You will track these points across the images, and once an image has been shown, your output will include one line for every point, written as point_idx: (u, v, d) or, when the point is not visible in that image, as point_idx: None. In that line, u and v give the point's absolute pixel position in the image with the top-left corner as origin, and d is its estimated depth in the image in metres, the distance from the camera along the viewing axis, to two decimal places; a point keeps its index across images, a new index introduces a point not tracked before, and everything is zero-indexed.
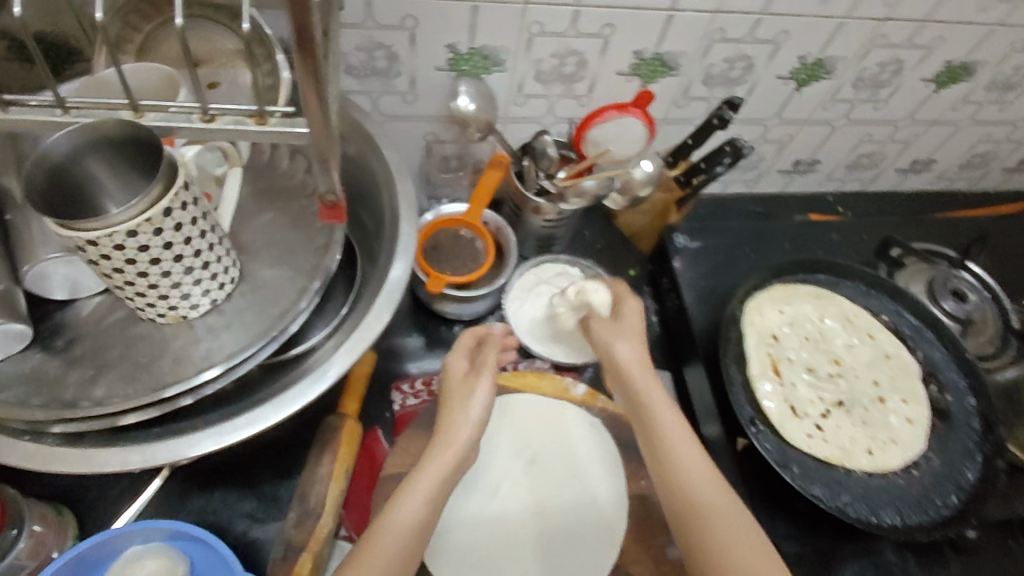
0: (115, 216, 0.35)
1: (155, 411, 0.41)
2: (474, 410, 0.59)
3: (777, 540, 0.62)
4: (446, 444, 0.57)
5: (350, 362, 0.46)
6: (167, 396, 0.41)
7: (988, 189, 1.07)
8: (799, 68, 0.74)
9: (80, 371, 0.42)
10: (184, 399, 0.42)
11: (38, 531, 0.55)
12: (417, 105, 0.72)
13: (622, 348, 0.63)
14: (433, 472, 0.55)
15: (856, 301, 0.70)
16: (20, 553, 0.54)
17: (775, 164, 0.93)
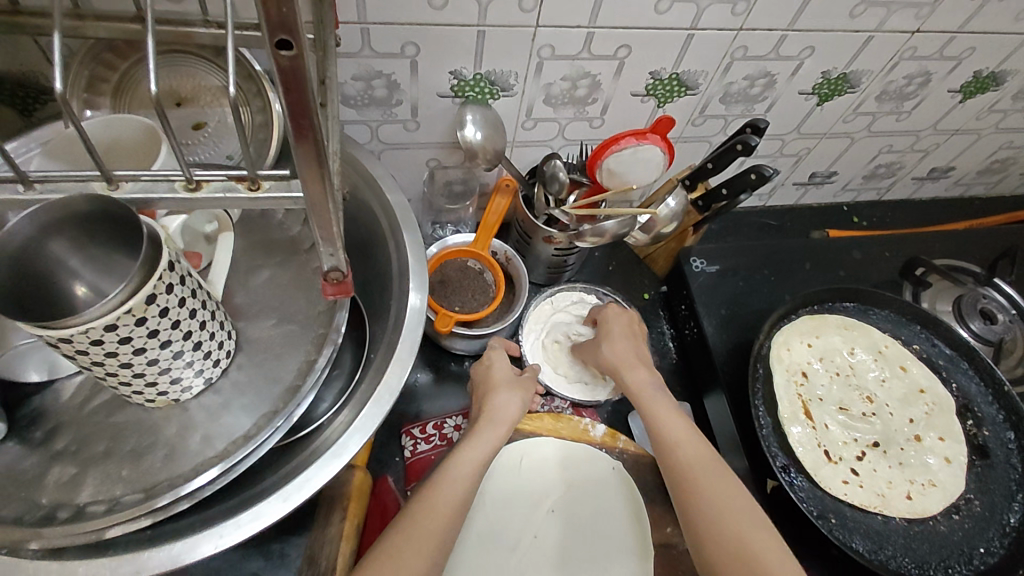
0: (91, 313, 0.31)
1: (146, 521, 0.37)
2: (514, 397, 0.60)
3: None
4: (489, 427, 0.57)
5: (363, 441, 0.42)
6: (160, 504, 0.37)
7: (1004, 194, 1.04)
8: (822, 83, 0.70)
9: (62, 469, 0.38)
10: (178, 503, 0.38)
11: None
12: (419, 132, 0.67)
13: (611, 349, 0.64)
14: (477, 447, 0.55)
15: (886, 331, 0.67)
16: None
17: (791, 177, 0.89)
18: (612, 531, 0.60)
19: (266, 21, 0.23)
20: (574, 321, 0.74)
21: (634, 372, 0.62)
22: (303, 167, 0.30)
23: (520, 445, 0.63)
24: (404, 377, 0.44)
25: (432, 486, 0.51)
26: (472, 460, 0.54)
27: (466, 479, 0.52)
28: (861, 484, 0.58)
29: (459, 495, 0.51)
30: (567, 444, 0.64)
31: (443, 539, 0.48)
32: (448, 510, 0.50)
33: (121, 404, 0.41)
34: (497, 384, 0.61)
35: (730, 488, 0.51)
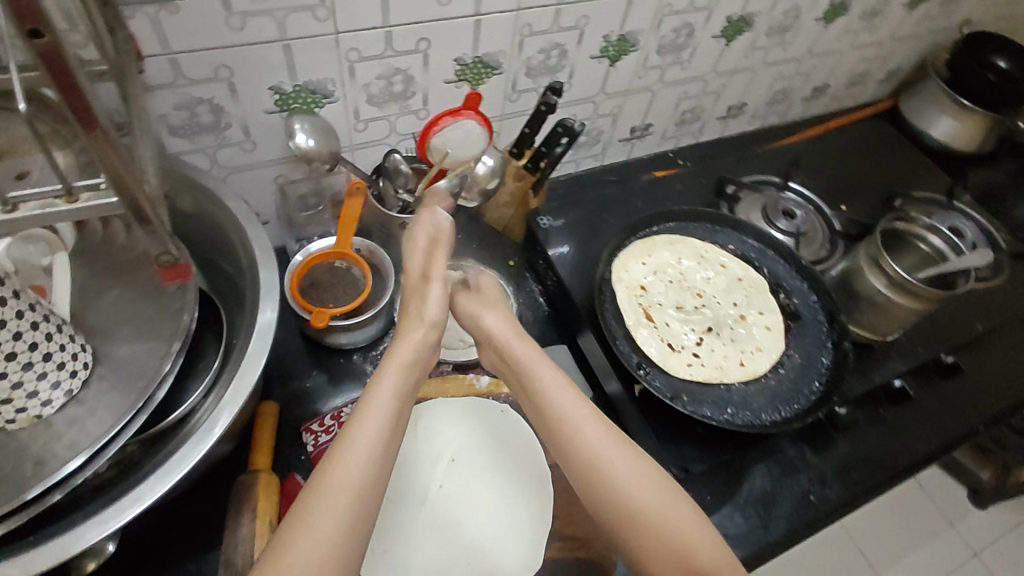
0: None
1: (23, 517, 0.39)
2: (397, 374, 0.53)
3: (688, 464, 0.67)
4: (391, 399, 0.51)
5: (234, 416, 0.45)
6: (32, 498, 0.40)
7: (794, 119, 1.23)
8: (607, 46, 0.82)
9: None
10: (51, 495, 0.40)
11: None
12: (257, 152, 0.72)
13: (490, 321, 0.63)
14: (377, 420, 0.49)
15: (706, 239, 0.79)
16: None
17: (615, 135, 1.01)
18: (508, 466, 0.66)
19: (13, 15, 0.29)
20: None
21: (560, 395, 0.56)
22: (99, 151, 0.36)
23: (419, 411, 0.68)
24: (266, 354, 0.48)
25: (319, 477, 0.45)
26: (376, 441, 0.48)
27: (365, 458, 0.46)
28: (699, 362, 0.68)
29: (358, 482, 0.45)
30: (457, 400, 0.69)
31: (352, 533, 0.43)
32: (340, 498, 0.44)
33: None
34: (392, 362, 0.54)
35: (677, 499, 0.50)
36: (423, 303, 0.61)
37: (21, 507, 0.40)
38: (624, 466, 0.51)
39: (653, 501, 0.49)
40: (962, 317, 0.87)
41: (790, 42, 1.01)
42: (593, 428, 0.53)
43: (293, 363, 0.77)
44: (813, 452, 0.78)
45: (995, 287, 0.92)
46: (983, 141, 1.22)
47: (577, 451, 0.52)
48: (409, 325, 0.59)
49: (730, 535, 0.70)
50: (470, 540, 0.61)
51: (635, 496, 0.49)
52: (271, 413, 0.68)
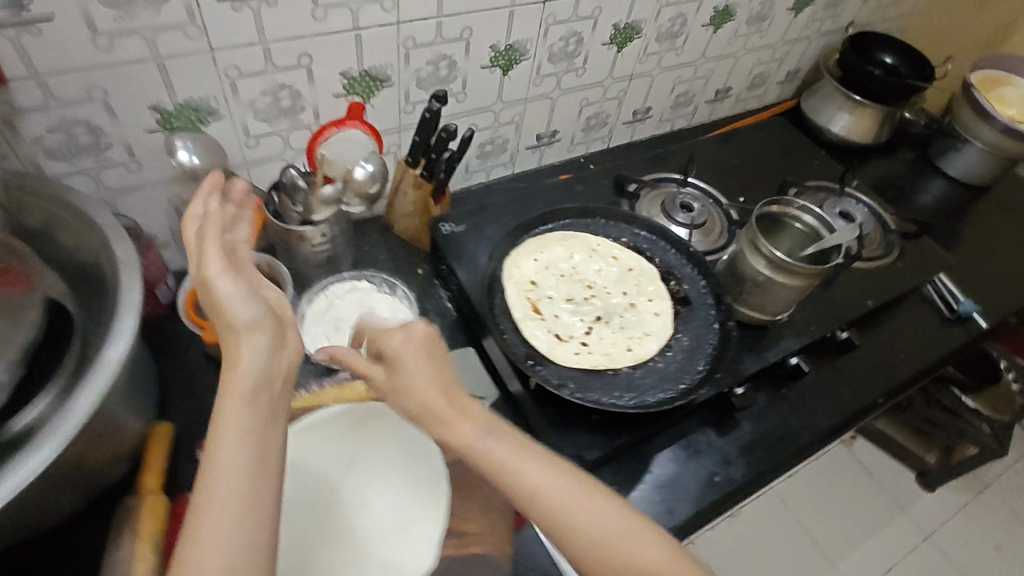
0: None
1: None
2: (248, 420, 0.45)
3: (582, 451, 0.69)
4: (248, 443, 0.44)
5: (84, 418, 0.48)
6: None
7: (701, 121, 1.29)
8: (496, 56, 0.86)
9: None
10: None
11: None
12: (145, 172, 0.72)
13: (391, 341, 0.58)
14: (234, 473, 0.42)
15: (599, 233, 0.82)
16: None
17: (522, 143, 1.04)
18: (403, 472, 0.66)
19: None
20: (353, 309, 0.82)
21: (461, 424, 0.53)
22: None
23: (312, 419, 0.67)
24: (125, 351, 0.50)
25: (184, 556, 0.40)
26: (238, 500, 0.42)
27: (231, 516, 0.41)
28: (586, 350, 0.70)
29: (230, 552, 0.40)
30: (353, 405, 0.71)
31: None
32: (219, 573, 0.39)
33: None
34: (236, 404, 0.45)
35: (616, 509, 0.50)
36: (226, 293, 0.48)
37: None
38: (563, 488, 0.50)
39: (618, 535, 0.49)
40: (852, 296, 0.91)
41: (681, 47, 1.06)
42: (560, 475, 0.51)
43: (194, 382, 0.77)
44: (719, 434, 0.83)
45: (886, 265, 0.97)
46: (878, 133, 1.30)
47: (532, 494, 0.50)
48: (232, 351, 0.47)
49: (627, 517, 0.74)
50: (359, 539, 0.61)
51: (586, 516, 0.49)
52: (164, 436, 0.69)
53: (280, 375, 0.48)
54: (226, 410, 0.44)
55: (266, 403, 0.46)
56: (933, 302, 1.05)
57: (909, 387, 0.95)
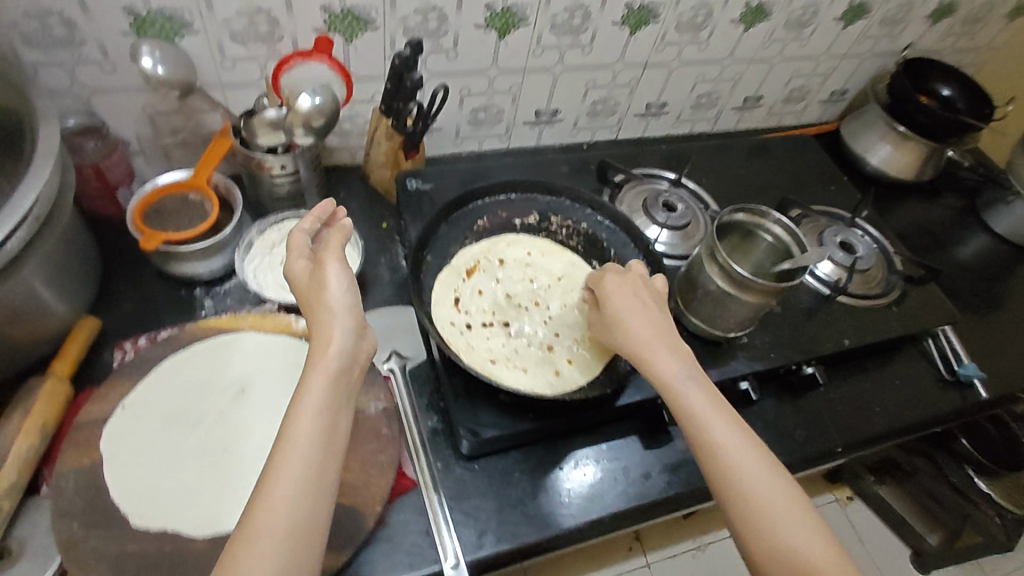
0: None
1: None
2: (310, 405, 0.50)
3: (482, 427, 0.67)
4: (323, 413, 0.50)
5: None
6: None
7: (726, 128, 1.22)
8: (491, 16, 0.83)
9: None
10: None
11: None
12: (119, 75, 0.73)
13: (635, 322, 0.62)
14: (308, 441, 0.49)
15: (558, 213, 0.81)
16: None
17: (518, 116, 1.01)
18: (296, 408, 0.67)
19: None
20: None
21: (662, 362, 0.59)
22: None
23: (228, 341, 0.70)
24: (18, 215, 0.54)
25: (255, 509, 0.46)
26: (306, 467, 0.48)
27: (300, 481, 0.47)
28: (474, 329, 0.73)
29: (293, 507, 0.46)
30: (268, 335, 0.71)
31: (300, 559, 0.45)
32: (278, 531, 0.45)
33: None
34: (314, 382, 0.51)
35: (782, 483, 0.53)
36: (325, 292, 0.56)
37: None
38: (738, 444, 0.54)
39: (783, 514, 0.52)
40: (829, 331, 0.85)
41: (706, 42, 1.00)
42: (740, 443, 0.55)
43: (136, 289, 0.79)
44: (646, 446, 0.79)
45: (878, 306, 0.89)
46: (918, 171, 1.19)
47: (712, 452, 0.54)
48: (321, 332, 0.54)
49: (519, 508, 0.72)
50: (234, 462, 0.63)
51: (764, 483, 0.53)
52: (86, 331, 0.71)
53: (358, 359, 0.55)
54: (310, 384, 0.51)
55: (343, 384, 0.53)
56: (931, 360, 0.95)
57: (877, 444, 0.87)
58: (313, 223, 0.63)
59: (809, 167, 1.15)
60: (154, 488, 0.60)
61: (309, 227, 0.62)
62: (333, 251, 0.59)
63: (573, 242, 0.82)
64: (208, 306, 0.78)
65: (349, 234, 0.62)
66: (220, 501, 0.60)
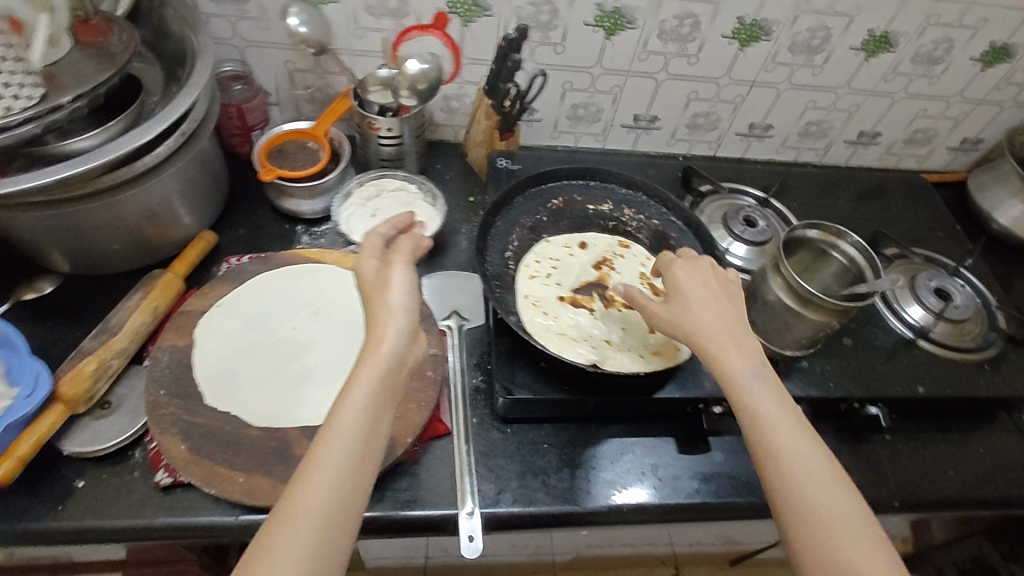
0: None
1: None
2: (360, 394, 0.51)
3: (514, 387, 0.69)
4: (367, 406, 0.51)
5: (113, 157, 0.62)
6: None
7: (837, 162, 1.17)
8: (601, 16, 0.87)
9: None
10: None
11: None
12: (270, 32, 0.86)
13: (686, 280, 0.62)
14: (351, 433, 0.50)
15: (634, 207, 0.83)
16: None
17: (616, 118, 1.04)
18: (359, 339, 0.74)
19: None
20: (392, 200, 0.90)
21: (734, 354, 0.56)
22: None
23: (314, 270, 0.79)
24: (164, 124, 0.65)
25: (292, 494, 0.47)
26: (348, 454, 0.49)
27: (337, 474, 0.48)
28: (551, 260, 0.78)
29: (327, 498, 0.47)
30: (345, 271, 0.79)
31: (333, 547, 0.47)
32: (312, 521, 0.46)
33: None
34: (360, 379, 0.52)
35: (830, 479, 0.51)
36: (387, 291, 0.56)
37: None
38: (795, 443, 0.52)
39: None
40: (902, 375, 0.79)
41: (821, 66, 0.98)
42: (836, 487, 0.50)
43: (250, 216, 0.90)
44: (681, 450, 0.77)
45: (964, 361, 0.82)
46: None
47: (814, 514, 0.49)
48: (377, 328, 0.54)
49: (541, 480, 0.72)
50: (296, 371, 0.70)
51: (858, 551, 0.47)
52: (203, 240, 0.82)
53: (409, 359, 0.56)
54: (359, 377, 0.52)
55: (391, 381, 0.53)
56: None
57: (943, 508, 0.75)
58: (387, 229, 0.65)
59: (919, 212, 1.07)
60: (226, 376, 0.69)
61: (384, 233, 0.64)
62: (402, 256, 0.59)
63: (641, 235, 0.82)
64: (305, 240, 0.89)
65: (421, 243, 0.62)
66: (277, 401, 0.68)
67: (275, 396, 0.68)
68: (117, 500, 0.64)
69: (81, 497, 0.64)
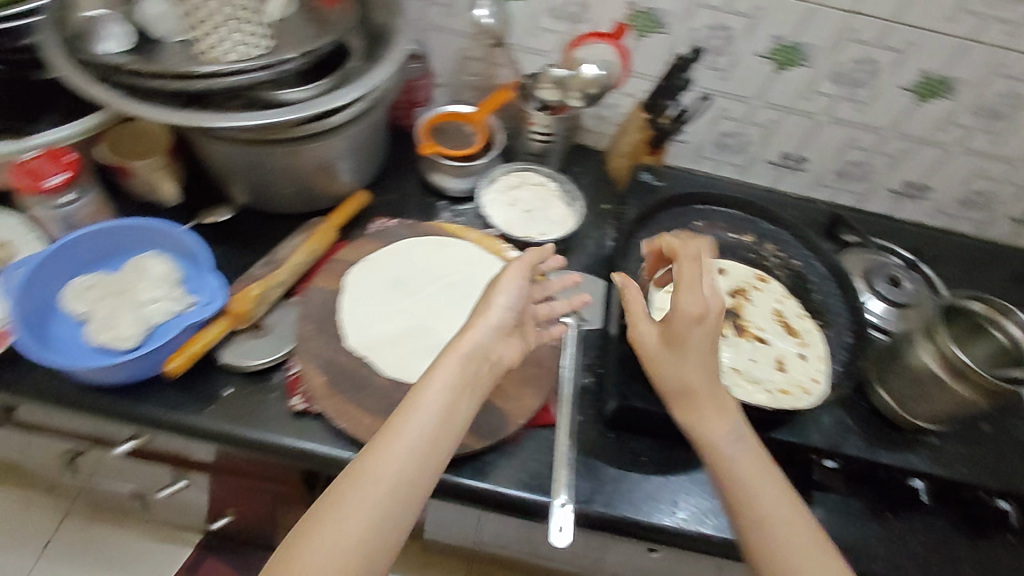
0: None
1: (183, 81, 0.66)
2: (441, 380, 0.57)
3: (631, 397, 0.70)
4: (449, 390, 0.57)
5: (314, 113, 0.69)
6: (193, 75, 0.66)
7: (996, 241, 1.08)
8: (776, 49, 0.88)
9: (148, 67, 0.66)
10: (200, 85, 0.66)
11: (102, 205, 0.78)
12: (454, 19, 0.92)
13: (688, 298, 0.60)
14: (428, 412, 0.55)
15: (778, 244, 0.82)
16: (81, 211, 0.76)
17: (764, 153, 1.03)
18: None
19: None
20: (532, 194, 0.94)
21: (721, 417, 0.59)
22: None
23: (453, 244, 0.82)
24: (361, 91, 0.71)
25: (369, 455, 0.53)
26: (423, 431, 0.54)
27: (413, 446, 0.53)
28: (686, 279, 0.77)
29: (400, 467, 0.52)
30: (484, 252, 0.82)
31: (399, 511, 0.51)
32: (387, 484, 0.51)
33: (185, 48, 0.69)
34: (449, 366, 0.58)
35: (811, 530, 0.54)
36: (493, 296, 0.64)
37: (185, 81, 0.66)
38: (779, 502, 0.55)
39: None
40: None
41: (1000, 135, 0.93)
42: (822, 552, 0.53)
43: (400, 186, 0.97)
44: None
45: None
46: None
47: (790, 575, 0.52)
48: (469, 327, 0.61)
49: (634, 489, 0.73)
50: (427, 335, 0.75)
51: None
52: (358, 198, 0.89)
53: (490, 359, 0.61)
54: (442, 364, 0.58)
55: (472, 371, 0.59)
56: None
57: None
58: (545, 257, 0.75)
59: None
60: (365, 326, 0.74)
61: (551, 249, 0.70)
62: (519, 265, 0.66)
63: (779, 273, 0.81)
64: (446, 216, 0.94)
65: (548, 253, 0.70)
66: (408, 359, 0.72)
67: (405, 353, 0.72)
68: (255, 412, 0.71)
69: (226, 404, 0.71)
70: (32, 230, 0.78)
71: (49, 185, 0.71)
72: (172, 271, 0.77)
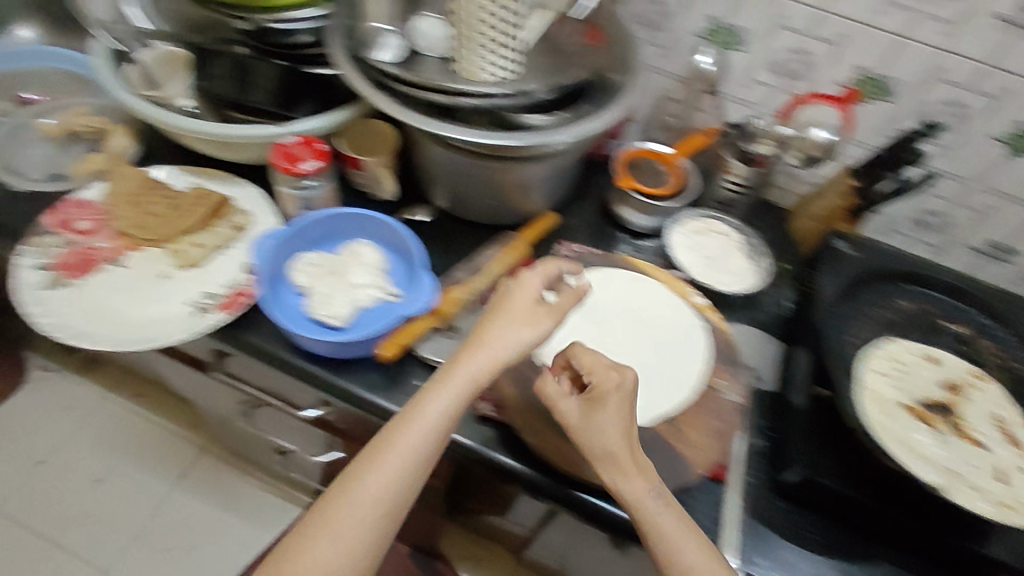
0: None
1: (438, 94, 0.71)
2: (434, 411, 0.60)
3: (817, 474, 0.71)
4: (447, 420, 0.60)
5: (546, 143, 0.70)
6: (447, 89, 0.71)
7: None
8: (1014, 134, 0.83)
9: (412, 76, 0.72)
10: (450, 99, 0.71)
11: (333, 191, 0.86)
12: (667, 61, 0.95)
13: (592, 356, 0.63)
14: (417, 442, 0.59)
15: (997, 346, 0.83)
16: (316, 194, 0.83)
17: (968, 238, 0.97)
18: (670, 359, 0.78)
19: None
20: (716, 243, 0.95)
21: (639, 478, 0.59)
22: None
23: (642, 280, 0.85)
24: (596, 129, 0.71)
25: (354, 479, 0.58)
26: (410, 461, 0.59)
27: (401, 473, 0.58)
28: (899, 363, 0.79)
29: (378, 489, 0.58)
30: (670, 294, 0.84)
31: (383, 526, 0.58)
32: (379, 508, 0.58)
33: (445, 66, 0.76)
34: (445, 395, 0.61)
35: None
36: (502, 318, 0.64)
37: (439, 95, 0.71)
38: (697, 561, 0.57)
39: None
40: None
41: None
42: None
43: (583, 212, 1.00)
44: None
45: None
46: None
47: None
48: (476, 355, 0.62)
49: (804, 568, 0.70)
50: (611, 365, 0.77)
51: None
52: (549, 219, 0.93)
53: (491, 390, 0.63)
54: (429, 395, 0.61)
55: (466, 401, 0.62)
56: None
57: None
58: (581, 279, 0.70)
59: None
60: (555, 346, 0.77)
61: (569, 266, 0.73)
62: (557, 311, 0.66)
63: None
64: (626, 248, 0.95)
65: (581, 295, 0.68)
66: None
67: None
68: None
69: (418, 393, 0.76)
70: (268, 206, 0.88)
71: (304, 168, 0.79)
72: (379, 262, 0.85)
